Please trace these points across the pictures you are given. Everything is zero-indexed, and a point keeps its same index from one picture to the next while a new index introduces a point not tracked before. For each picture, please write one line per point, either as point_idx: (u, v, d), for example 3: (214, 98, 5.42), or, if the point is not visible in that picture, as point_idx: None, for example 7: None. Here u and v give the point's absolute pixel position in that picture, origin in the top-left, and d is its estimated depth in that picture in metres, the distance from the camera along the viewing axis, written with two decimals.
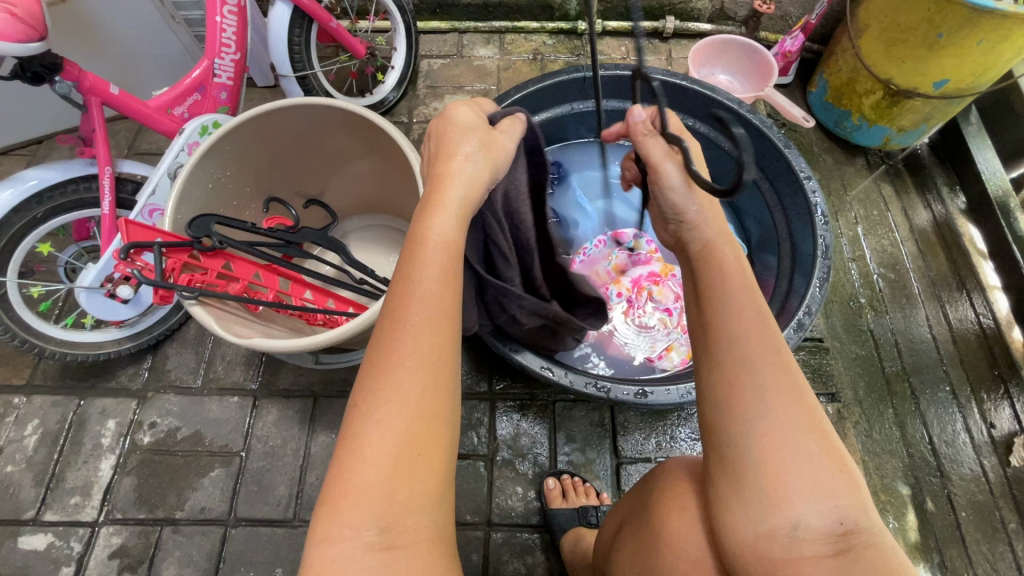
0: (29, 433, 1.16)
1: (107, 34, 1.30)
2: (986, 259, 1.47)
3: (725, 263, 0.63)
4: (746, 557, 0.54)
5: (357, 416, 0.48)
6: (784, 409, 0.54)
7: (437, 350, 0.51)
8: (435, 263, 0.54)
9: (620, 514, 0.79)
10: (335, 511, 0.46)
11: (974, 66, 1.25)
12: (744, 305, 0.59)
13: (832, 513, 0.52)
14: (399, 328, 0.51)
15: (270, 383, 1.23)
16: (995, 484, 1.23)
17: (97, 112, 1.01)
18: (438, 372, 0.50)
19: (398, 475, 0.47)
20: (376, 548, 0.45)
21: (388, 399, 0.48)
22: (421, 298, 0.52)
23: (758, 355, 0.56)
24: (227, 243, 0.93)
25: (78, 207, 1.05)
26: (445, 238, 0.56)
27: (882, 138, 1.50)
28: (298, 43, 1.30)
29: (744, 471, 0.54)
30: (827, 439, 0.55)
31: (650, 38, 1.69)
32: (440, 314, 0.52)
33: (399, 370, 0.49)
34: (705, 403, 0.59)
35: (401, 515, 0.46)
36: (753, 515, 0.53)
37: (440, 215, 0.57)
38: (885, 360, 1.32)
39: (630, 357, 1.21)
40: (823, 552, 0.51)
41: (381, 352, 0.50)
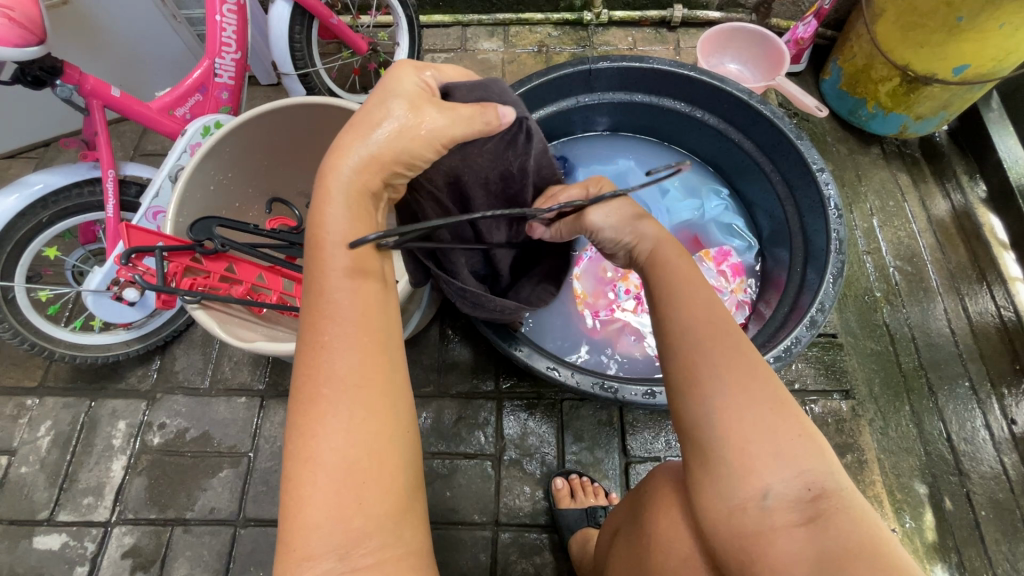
0: (42, 434, 1.18)
1: (109, 35, 1.30)
2: (1007, 250, 1.42)
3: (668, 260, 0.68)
4: (723, 535, 0.51)
5: (294, 449, 0.47)
6: (738, 381, 0.54)
7: (360, 363, 0.49)
8: (342, 273, 0.51)
9: (617, 519, 0.78)
10: (292, 542, 0.46)
11: (996, 49, 1.21)
12: (696, 297, 0.62)
13: (799, 479, 0.50)
14: (319, 353, 0.49)
15: (277, 384, 1.23)
16: (1016, 482, 1.20)
17: (99, 115, 1.00)
18: (366, 384, 0.49)
19: (346, 498, 0.46)
20: (338, 573, 0.45)
21: (319, 425, 0.47)
22: (334, 312, 0.50)
23: (712, 341, 0.57)
24: (229, 245, 0.92)
25: (83, 211, 1.05)
26: (347, 239, 0.52)
27: (899, 126, 1.46)
28: (299, 41, 1.29)
29: (710, 450, 0.53)
30: (786, 406, 0.54)
31: (658, 27, 1.65)
32: (355, 325, 0.50)
33: (323, 394, 0.48)
34: (670, 391, 0.58)
35: (358, 537, 0.46)
36: (721, 490, 0.52)
37: (332, 214, 0.52)
38: (902, 355, 1.29)
39: (640, 355, 1.18)
40: (795, 520, 0.49)
41: (303, 378, 0.49)
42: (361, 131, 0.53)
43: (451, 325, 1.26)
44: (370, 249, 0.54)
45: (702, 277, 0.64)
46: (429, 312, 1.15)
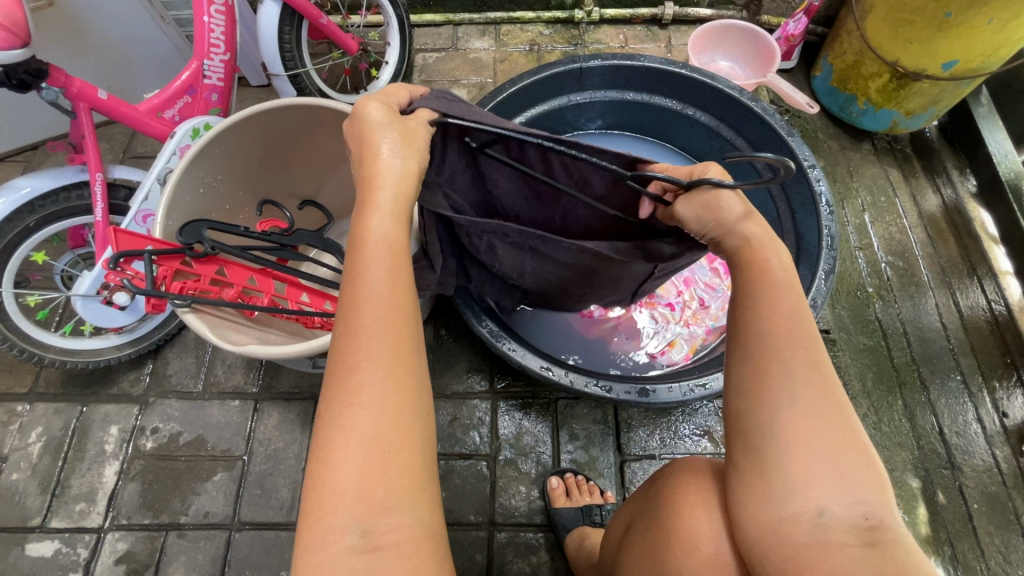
0: (33, 441, 1.17)
1: (96, 36, 1.28)
2: (998, 244, 1.43)
3: (763, 261, 0.60)
4: (764, 540, 0.52)
5: (325, 424, 0.47)
6: (813, 400, 0.53)
7: (395, 347, 0.49)
8: (380, 261, 0.51)
9: (628, 515, 0.78)
10: (315, 518, 0.45)
11: (985, 45, 1.21)
12: (784, 302, 0.57)
13: (858, 506, 0.50)
14: (353, 335, 0.49)
15: (271, 386, 1.22)
16: (1008, 475, 1.21)
17: (86, 117, 0.99)
18: (398, 368, 0.48)
19: (372, 476, 0.46)
20: (359, 551, 0.44)
21: (351, 405, 0.47)
22: (370, 299, 0.50)
23: (792, 353, 0.54)
24: (219, 248, 0.92)
25: (72, 214, 1.04)
26: (387, 236, 0.53)
27: (890, 122, 1.46)
28: (289, 41, 1.28)
29: (769, 458, 0.52)
30: (856, 433, 0.53)
31: (649, 25, 1.66)
32: (392, 312, 0.50)
33: (356, 375, 0.47)
34: (732, 392, 0.57)
35: (378, 516, 0.45)
36: (775, 500, 0.52)
37: (374, 216, 0.53)
38: (894, 350, 1.30)
39: (633, 353, 1.18)
40: (850, 542, 0.49)
41: (337, 360, 0.49)
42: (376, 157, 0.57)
43: (446, 325, 1.26)
44: (406, 245, 0.54)
45: (799, 288, 0.59)
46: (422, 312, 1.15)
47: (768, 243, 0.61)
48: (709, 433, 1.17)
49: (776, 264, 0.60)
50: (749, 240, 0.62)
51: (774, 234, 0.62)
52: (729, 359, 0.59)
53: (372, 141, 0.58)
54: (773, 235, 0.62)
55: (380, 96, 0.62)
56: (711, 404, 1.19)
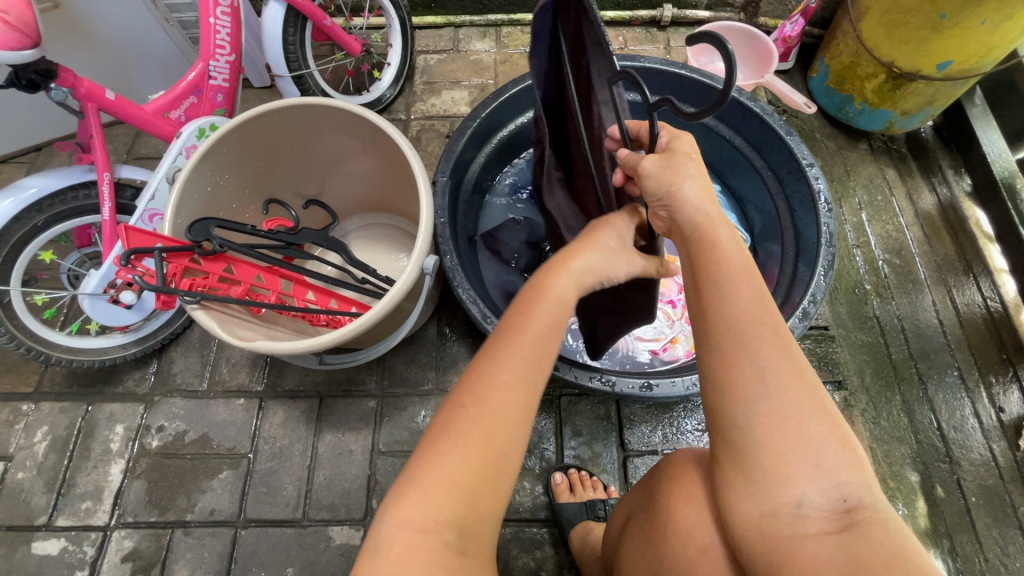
0: (38, 440, 1.17)
1: (101, 37, 1.29)
2: (993, 243, 1.45)
3: (721, 244, 0.61)
4: (751, 535, 0.54)
5: (462, 415, 0.52)
6: (783, 390, 0.54)
7: (538, 383, 0.56)
8: (551, 311, 0.60)
9: (627, 509, 0.79)
10: (420, 500, 0.49)
11: (978, 46, 1.23)
12: (742, 289, 0.58)
13: (835, 490, 0.52)
14: (513, 354, 0.56)
15: (275, 385, 1.23)
16: (1005, 469, 1.22)
17: (94, 117, 1.00)
18: (533, 402, 0.55)
19: (486, 479, 0.51)
20: (451, 549, 0.48)
21: (495, 413, 0.52)
22: (536, 337, 0.57)
23: (761, 342, 0.55)
24: (227, 246, 0.92)
25: (79, 214, 1.05)
26: (565, 296, 0.61)
27: (885, 122, 1.48)
28: (293, 43, 1.29)
29: (747, 454, 0.54)
30: (829, 415, 0.55)
31: (648, 27, 1.68)
32: (546, 354, 0.57)
33: (505, 390, 0.53)
34: (705, 386, 0.58)
35: (474, 520, 0.50)
36: (756, 494, 0.53)
37: (563, 276, 0.63)
38: (892, 346, 1.32)
39: (635, 350, 1.20)
40: (828, 529, 0.51)
41: (490, 368, 0.55)
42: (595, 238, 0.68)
43: (450, 323, 1.27)
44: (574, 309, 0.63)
45: (753, 267, 0.60)
46: (426, 310, 1.16)
47: (724, 224, 0.63)
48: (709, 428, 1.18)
49: (732, 246, 0.61)
50: (707, 221, 0.63)
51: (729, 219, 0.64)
52: (699, 351, 0.59)
53: None
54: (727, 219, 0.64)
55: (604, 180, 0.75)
56: None
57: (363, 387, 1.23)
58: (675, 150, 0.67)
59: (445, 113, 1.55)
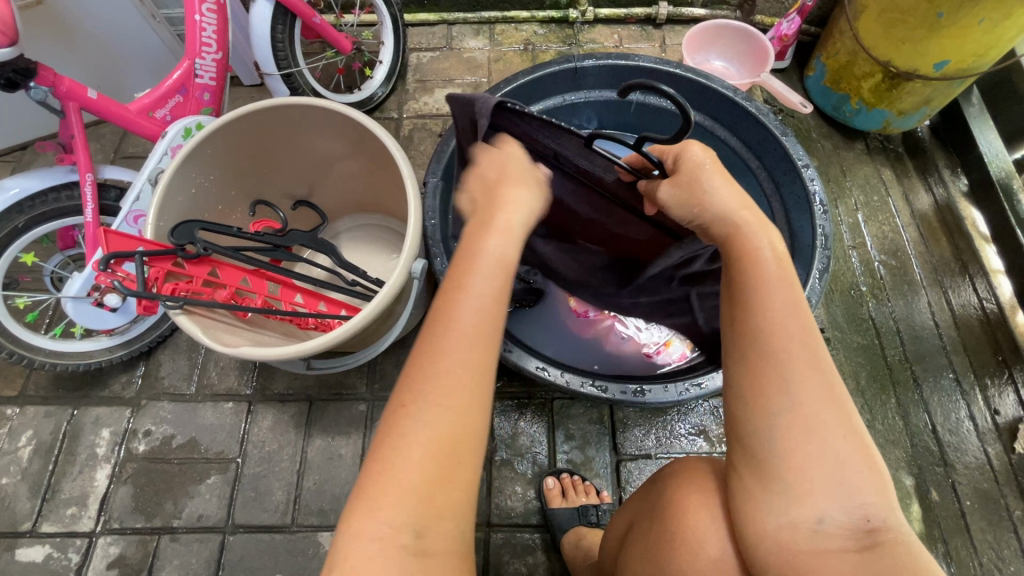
0: (23, 444, 1.15)
1: (85, 34, 1.27)
2: (989, 244, 1.44)
3: (758, 252, 0.60)
4: (765, 547, 0.53)
5: (404, 415, 0.50)
6: (811, 404, 0.53)
7: (484, 361, 0.53)
8: (490, 278, 0.56)
9: (628, 517, 0.78)
10: (373, 508, 0.47)
11: (976, 45, 1.22)
12: (777, 297, 0.57)
13: (857, 509, 0.51)
14: (450, 335, 0.52)
15: (265, 388, 1.22)
16: (999, 472, 1.22)
17: (75, 117, 0.98)
18: (481, 382, 0.52)
19: (437, 474, 0.49)
20: (410, 552, 0.46)
21: (436, 405, 0.50)
22: (472, 310, 0.53)
23: (790, 354, 0.54)
24: (211, 248, 0.90)
25: (61, 215, 1.03)
26: (500, 259, 0.57)
27: (882, 122, 1.47)
28: (282, 40, 1.27)
29: (768, 465, 0.53)
30: (858, 434, 0.53)
31: (643, 25, 1.66)
32: (488, 328, 0.54)
33: (447, 377, 0.51)
34: (730, 396, 0.57)
35: (435, 520, 0.48)
36: (776, 506, 0.52)
37: (491, 236, 0.58)
38: (887, 348, 1.31)
39: (629, 352, 1.19)
40: (848, 546, 0.50)
41: (431, 358, 0.52)
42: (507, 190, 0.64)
43: None
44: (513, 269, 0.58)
45: (791, 276, 0.59)
46: (417, 312, 1.14)
47: (760, 227, 0.62)
48: (704, 432, 1.17)
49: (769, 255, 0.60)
50: (740, 234, 0.62)
51: (765, 220, 0.63)
52: (726, 359, 0.59)
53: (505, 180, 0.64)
54: (764, 220, 0.63)
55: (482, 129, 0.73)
56: (707, 403, 1.19)
57: (354, 390, 1.22)
58: (682, 164, 0.68)
59: (438, 111, 1.53)
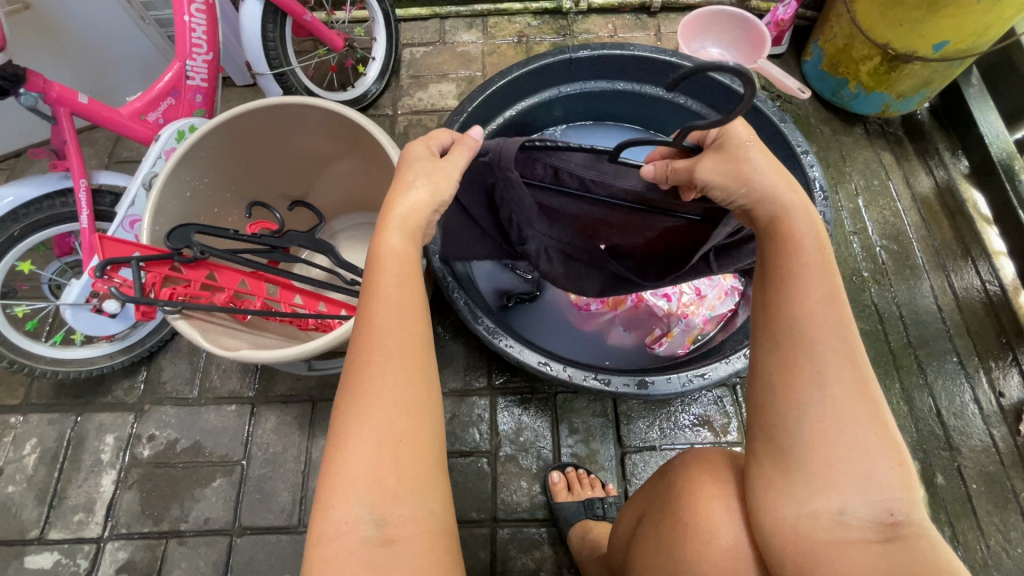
0: (28, 452, 1.15)
1: (74, 37, 1.26)
2: (991, 225, 1.43)
3: (797, 239, 0.59)
4: (782, 538, 0.52)
5: (338, 416, 0.51)
6: (843, 396, 0.52)
7: (406, 344, 0.52)
8: (394, 266, 0.56)
9: (637, 509, 0.77)
10: (328, 509, 0.48)
11: (975, 25, 1.19)
12: (818, 293, 0.56)
13: (881, 504, 0.50)
14: (366, 330, 0.53)
15: (267, 390, 1.21)
16: (1005, 454, 1.21)
17: (67, 123, 0.97)
18: (413, 363, 0.52)
19: (385, 463, 0.49)
20: (375, 542, 0.47)
21: (364, 398, 0.50)
22: (382, 300, 0.54)
23: (824, 343, 0.54)
24: (208, 252, 0.89)
25: (57, 222, 1.02)
26: (401, 244, 0.58)
27: (881, 105, 1.46)
28: (273, 40, 1.26)
29: (792, 455, 0.53)
30: (888, 431, 0.52)
31: (638, 13, 1.64)
32: (405, 313, 0.54)
33: (373, 366, 0.51)
34: (758, 384, 0.57)
35: (394, 507, 0.48)
36: (796, 495, 0.52)
37: (391, 225, 0.59)
38: (890, 333, 1.30)
39: (630, 344, 1.18)
40: (871, 538, 0.49)
41: (355, 353, 0.52)
42: (398, 179, 0.63)
43: (442, 323, 1.24)
44: (418, 254, 0.59)
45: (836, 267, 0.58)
46: None
47: (799, 209, 0.61)
48: (708, 423, 1.17)
49: (811, 243, 0.59)
50: (787, 225, 0.60)
51: (810, 206, 0.62)
52: (755, 348, 0.58)
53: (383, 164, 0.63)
54: (809, 207, 0.62)
55: (426, 138, 0.68)
56: (711, 393, 1.19)
57: None
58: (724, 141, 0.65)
59: (432, 107, 1.52)
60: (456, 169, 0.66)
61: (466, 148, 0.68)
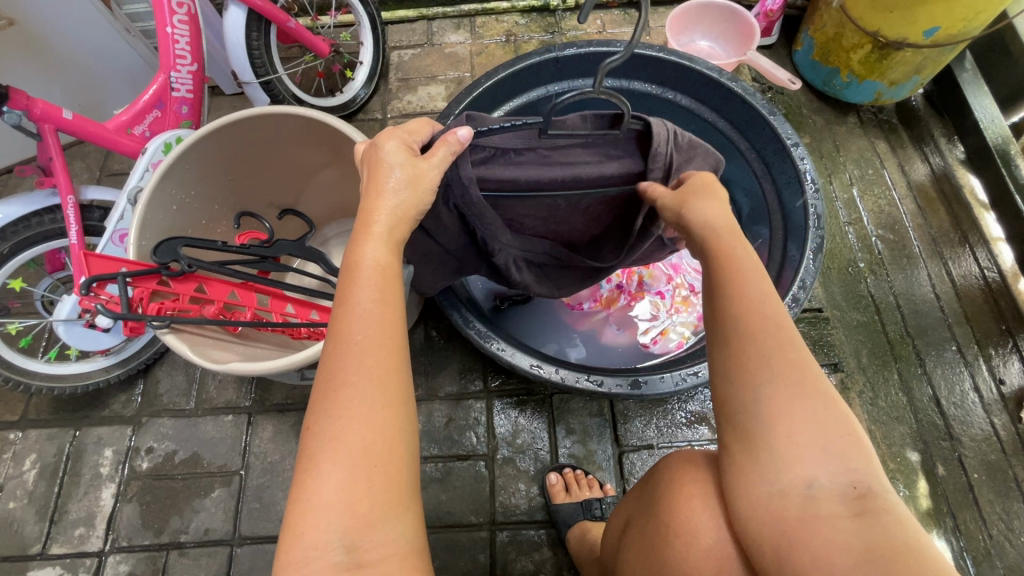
0: (27, 468, 1.16)
1: (59, 52, 1.25)
2: (987, 211, 1.42)
3: (736, 251, 0.62)
4: (758, 520, 0.51)
5: (312, 435, 0.51)
6: (791, 375, 0.53)
7: (382, 364, 0.53)
8: (371, 287, 0.57)
9: (627, 511, 0.77)
10: (299, 532, 0.48)
11: (966, 10, 1.18)
12: (755, 294, 0.58)
13: (843, 476, 0.50)
14: (342, 350, 0.53)
15: (263, 400, 1.21)
16: (1007, 443, 1.20)
17: (52, 139, 0.97)
18: (388, 381, 0.53)
19: (358, 484, 0.49)
20: (344, 566, 0.48)
21: (338, 419, 0.51)
22: (358, 320, 0.55)
23: (764, 332, 0.55)
24: (197, 265, 0.90)
25: (46, 239, 1.02)
26: (378, 265, 0.59)
27: (874, 93, 1.45)
28: (257, 48, 1.25)
29: (755, 434, 0.53)
30: (837, 407, 0.53)
31: (626, 8, 1.63)
32: (381, 333, 0.55)
33: (347, 388, 0.52)
34: (716, 376, 0.58)
35: (367, 529, 0.49)
36: (765, 473, 0.51)
37: (370, 242, 0.60)
38: (887, 323, 1.29)
39: (626, 343, 1.18)
40: (841, 512, 0.49)
41: (330, 374, 0.53)
42: (379, 190, 0.62)
43: (436, 326, 1.25)
44: (396, 275, 0.60)
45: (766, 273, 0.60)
46: (411, 315, 1.13)
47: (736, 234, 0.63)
48: (705, 420, 1.17)
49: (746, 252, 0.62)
50: (729, 230, 0.63)
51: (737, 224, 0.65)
52: (710, 351, 0.60)
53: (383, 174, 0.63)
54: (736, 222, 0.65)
55: (406, 133, 0.67)
56: (707, 390, 1.18)
57: None
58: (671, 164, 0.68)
59: (422, 109, 1.52)
60: (436, 175, 0.64)
61: (448, 151, 0.65)
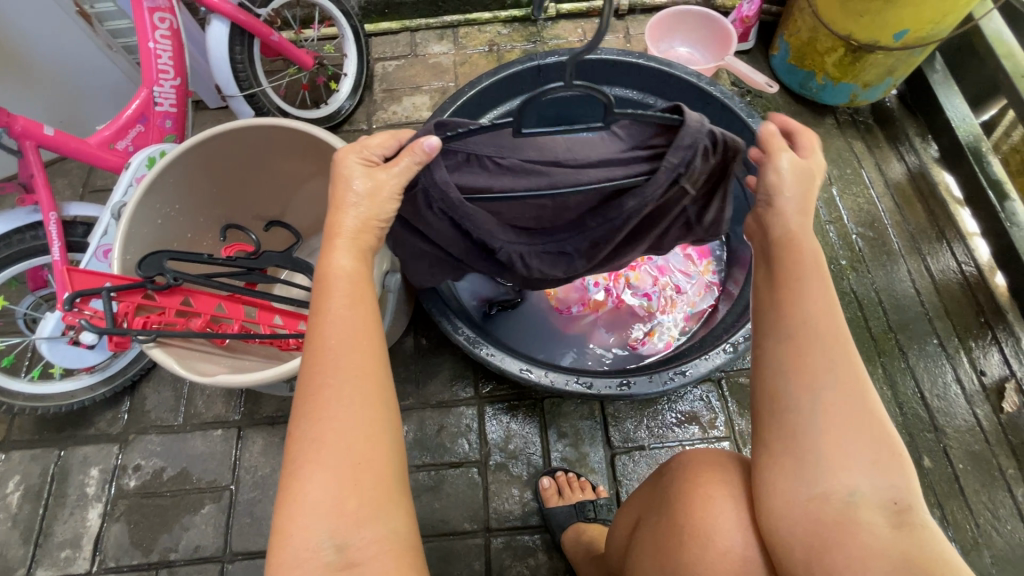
0: (11, 491, 1.14)
1: (40, 69, 1.25)
2: (963, 207, 1.45)
3: (796, 252, 0.61)
4: (786, 521, 0.53)
5: (293, 443, 0.51)
6: (847, 384, 0.54)
7: (359, 365, 0.54)
8: (344, 291, 0.58)
9: (637, 510, 0.77)
10: (287, 537, 0.49)
11: (934, 13, 1.22)
12: (810, 298, 0.58)
13: (887, 489, 0.52)
14: (319, 356, 0.54)
15: (253, 413, 1.20)
16: (990, 432, 1.23)
17: (34, 156, 0.96)
18: (368, 381, 0.53)
19: (345, 486, 0.50)
20: (335, 568, 0.48)
21: (318, 424, 0.51)
22: (332, 325, 0.55)
23: (826, 337, 0.55)
24: (182, 278, 0.89)
25: (28, 256, 1.01)
26: (346, 270, 0.60)
27: (849, 95, 1.48)
28: (241, 61, 1.26)
29: (804, 439, 0.54)
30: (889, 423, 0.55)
31: (606, 16, 1.66)
32: (356, 335, 0.55)
33: (326, 392, 0.52)
34: (766, 373, 0.58)
35: (356, 531, 0.49)
36: (805, 476, 0.53)
37: (338, 250, 0.61)
38: (871, 319, 1.32)
39: (614, 345, 1.19)
40: (880, 522, 0.51)
41: (307, 380, 0.53)
42: (342, 204, 0.63)
43: (426, 334, 1.25)
44: (366, 279, 0.61)
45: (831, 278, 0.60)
46: (400, 323, 1.14)
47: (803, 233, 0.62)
48: (696, 419, 1.18)
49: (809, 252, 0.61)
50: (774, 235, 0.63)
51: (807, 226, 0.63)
52: (762, 339, 0.59)
53: (347, 185, 0.64)
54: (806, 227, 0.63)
55: (365, 145, 0.66)
56: (696, 390, 1.19)
57: None
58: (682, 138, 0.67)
59: (406, 119, 1.53)
60: (397, 183, 0.65)
61: (413, 160, 0.64)
